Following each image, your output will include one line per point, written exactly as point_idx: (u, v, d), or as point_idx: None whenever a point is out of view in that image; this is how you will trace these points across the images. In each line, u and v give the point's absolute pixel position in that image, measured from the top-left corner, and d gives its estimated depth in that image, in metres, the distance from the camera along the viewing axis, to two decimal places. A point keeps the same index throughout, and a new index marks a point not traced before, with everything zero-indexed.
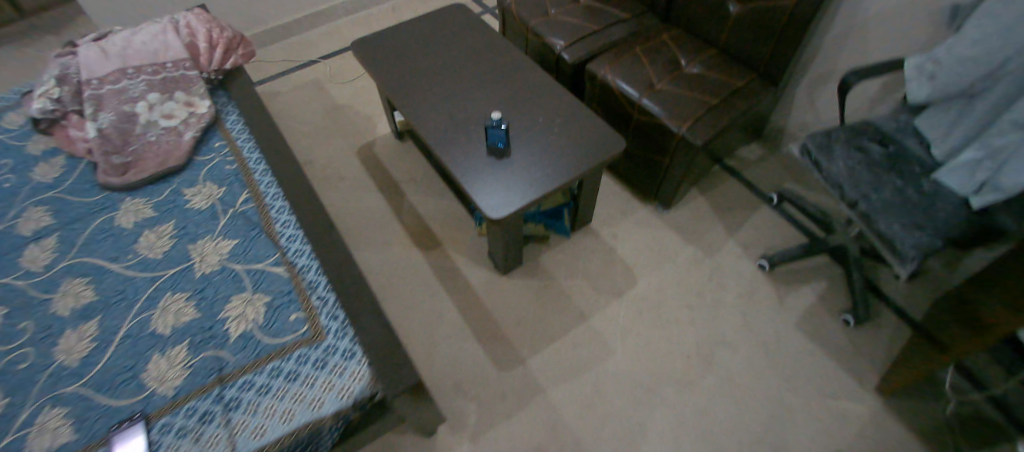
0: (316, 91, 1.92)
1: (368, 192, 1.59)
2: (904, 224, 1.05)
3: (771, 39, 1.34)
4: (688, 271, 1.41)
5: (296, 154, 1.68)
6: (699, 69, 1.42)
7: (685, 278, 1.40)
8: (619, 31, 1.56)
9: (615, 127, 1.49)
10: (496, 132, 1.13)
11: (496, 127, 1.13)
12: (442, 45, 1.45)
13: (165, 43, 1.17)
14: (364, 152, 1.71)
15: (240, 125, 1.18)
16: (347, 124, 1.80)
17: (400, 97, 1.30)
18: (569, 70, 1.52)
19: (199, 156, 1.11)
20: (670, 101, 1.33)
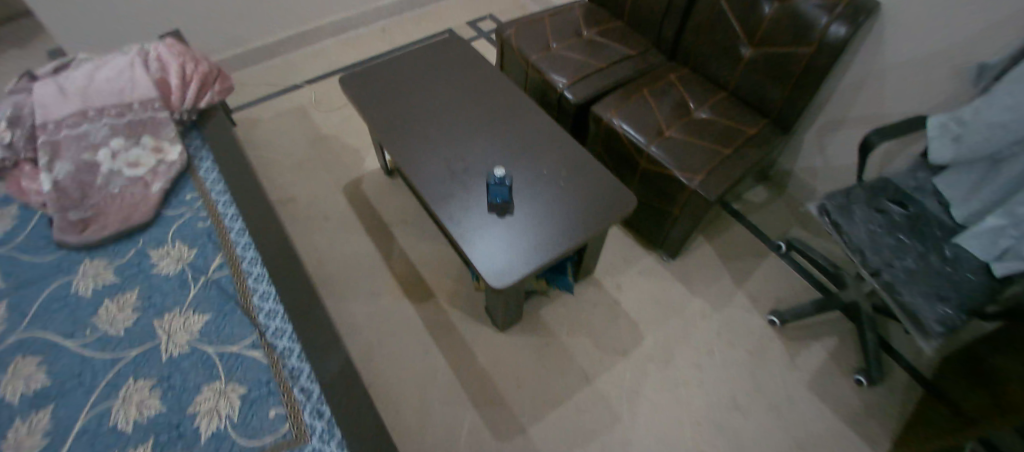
0: (302, 119, 1.82)
1: (356, 234, 1.49)
2: (927, 294, 0.99)
3: (784, 86, 1.28)
4: (696, 328, 1.34)
5: (278, 191, 1.59)
6: (708, 115, 1.35)
7: (691, 335, 1.33)
8: (625, 69, 1.49)
9: (620, 171, 1.41)
10: (501, 189, 1.03)
11: (499, 184, 1.03)
12: (440, 81, 1.36)
13: (132, 79, 1.04)
14: (352, 189, 1.61)
15: (214, 173, 1.06)
16: (333, 158, 1.71)
17: (393, 138, 1.19)
18: (572, 109, 1.44)
19: (168, 209, 0.99)
20: (680, 149, 1.25)
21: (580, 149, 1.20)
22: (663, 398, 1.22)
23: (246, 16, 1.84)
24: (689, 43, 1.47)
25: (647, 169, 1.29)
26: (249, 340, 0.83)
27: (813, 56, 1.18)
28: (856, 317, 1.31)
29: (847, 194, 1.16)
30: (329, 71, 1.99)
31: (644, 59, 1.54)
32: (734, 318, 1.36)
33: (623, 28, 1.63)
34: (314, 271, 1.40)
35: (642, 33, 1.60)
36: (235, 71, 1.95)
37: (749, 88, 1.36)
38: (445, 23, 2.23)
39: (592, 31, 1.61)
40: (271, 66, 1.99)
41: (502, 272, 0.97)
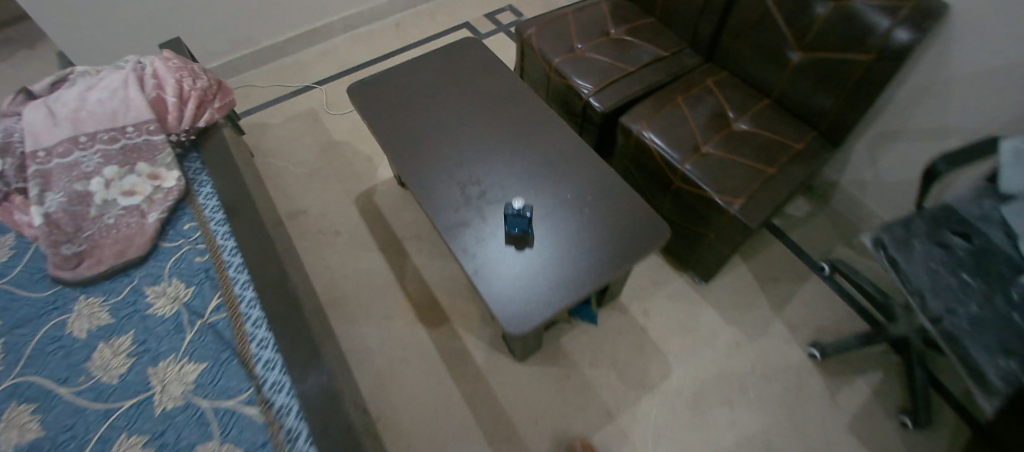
0: (313, 124, 1.75)
1: (368, 250, 1.42)
2: (993, 347, 0.82)
3: (836, 96, 1.12)
4: (730, 359, 1.23)
5: (288, 202, 1.54)
6: (748, 127, 1.21)
7: (725, 367, 1.22)
8: (656, 73, 1.35)
9: (649, 187, 1.29)
10: (519, 220, 0.93)
11: (516, 215, 0.92)
12: (456, 90, 1.25)
13: (125, 101, 0.98)
14: (365, 202, 1.55)
15: (213, 200, 0.99)
16: (345, 165, 1.64)
17: (403, 158, 1.10)
18: (598, 119, 1.32)
19: (165, 240, 0.93)
20: (715, 168, 1.12)
21: (606, 169, 1.09)
22: (692, 440, 1.12)
23: (253, 16, 1.77)
24: (728, 43, 1.31)
25: (679, 188, 1.17)
26: (246, 393, 0.76)
27: (871, 65, 1.03)
28: (906, 352, 1.16)
29: (906, 221, 0.99)
30: (340, 71, 1.91)
31: (677, 59, 1.39)
32: (772, 349, 1.24)
33: (654, 25, 1.48)
34: (324, 290, 1.34)
35: (675, 31, 1.45)
36: (246, 73, 1.89)
37: (795, 97, 1.21)
38: (460, 15, 2.10)
39: (620, 29, 1.47)
40: (281, 67, 1.92)
41: (519, 315, 0.88)
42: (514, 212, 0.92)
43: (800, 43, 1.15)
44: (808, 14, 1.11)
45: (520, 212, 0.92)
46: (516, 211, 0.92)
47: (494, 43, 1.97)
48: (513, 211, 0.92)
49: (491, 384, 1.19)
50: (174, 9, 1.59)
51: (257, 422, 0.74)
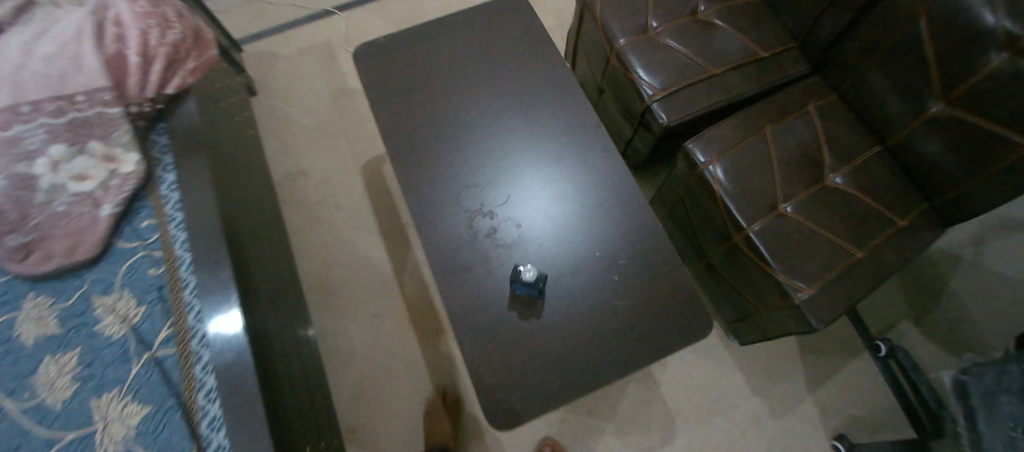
0: (326, 59, 1.52)
1: (369, 233, 1.31)
2: None
3: (968, 176, 0.82)
4: (742, 435, 1.10)
5: (292, 162, 1.40)
6: (842, 182, 0.92)
7: (735, 444, 1.10)
8: (744, 79, 1.02)
9: (698, 228, 1.06)
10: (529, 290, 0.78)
11: (525, 283, 0.77)
12: (487, 75, 1.00)
13: (76, 58, 0.81)
14: (372, 170, 1.39)
15: (177, 192, 0.85)
16: (357, 122, 1.44)
17: (409, 165, 0.92)
18: (658, 132, 1.05)
19: (121, 239, 0.81)
20: (788, 239, 0.88)
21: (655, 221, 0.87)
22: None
23: None
24: (850, 56, 0.95)
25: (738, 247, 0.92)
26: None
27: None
28: None
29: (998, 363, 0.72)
30: None
31: (777, 63, 1.04)
32: (792, 431, 1.09)
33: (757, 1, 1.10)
34: (316, 275, 1.27)
35: (785, 16, 1.06)
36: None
37: (916, 154, 0.88)
38: None
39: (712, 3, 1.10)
40: None
41: (504, 405, 0.75)
42: (523, 276, 0.77)
43: (945, 91, 0.81)
44: (975, 55, 0.76)
45: (529, 282, 0.77)
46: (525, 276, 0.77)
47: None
48: (519, 275, 0.78)
49: (471, 414, 1.13)
50: None
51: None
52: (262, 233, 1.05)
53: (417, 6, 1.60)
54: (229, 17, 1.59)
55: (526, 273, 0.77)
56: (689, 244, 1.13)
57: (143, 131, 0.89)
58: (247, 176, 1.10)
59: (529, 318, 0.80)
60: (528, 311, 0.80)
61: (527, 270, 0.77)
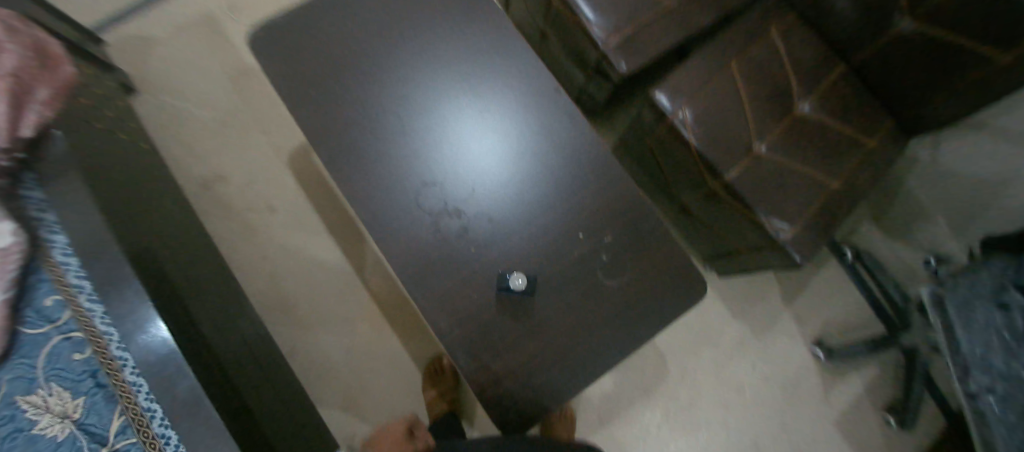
0: (206, 31, 1.26)
1: (316, 234, 1.20)
2: None
3: (935, 89, 0.83)
4: (733, 359, 1.11)
5: (204, 168, 1.20)
6: (811, 111, 0.90)
7: (728, 367, 1.11)
8: (702, 7, 0.93)
9: (668, 176, 1.02)
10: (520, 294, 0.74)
11: (516, 288, 0.73)
12: (421, 38, 0.81)
13: None
14: (302, 163, 1.23)
15: (75, 255, 0.63)
16: (270, 110, 1.25)
17: (344, 162, 0.76)
18: (616, 80, 0.96)
19: (21, 326, 0.60)
20: (765, 181, 0.86)
21: (633, 188, 0.80)
22: (683, 446, 1.07)
23: None
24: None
25: (715, 194, 0.90)
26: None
27: (1007, 69, 0.73)
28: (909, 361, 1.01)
29: (980, 268, 0.76)
30: None
31: None
32: (776, 346, 1.11)
33: None
34: (271, 293, 1.16)
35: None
36: None
37: (882, 69, 0.89)
38: None
39: None
40: None
41: (515, 411, 0.73)
42: (513, 282, 0.73)
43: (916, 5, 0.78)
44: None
45: (519, 287, 0.73)
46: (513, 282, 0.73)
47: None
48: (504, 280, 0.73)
49: (467, 394, 1.16)
50: None
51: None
52: (188, 268, 0.91)
53: None
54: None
55: (513, 280, 0.73)
56: (659, 188, 1.10)
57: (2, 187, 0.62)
58: (152, 205, 0.92)
59: (521, 323, 0.74)
60: (519, 318, 0.74)
61: (516, 275, 0.73)
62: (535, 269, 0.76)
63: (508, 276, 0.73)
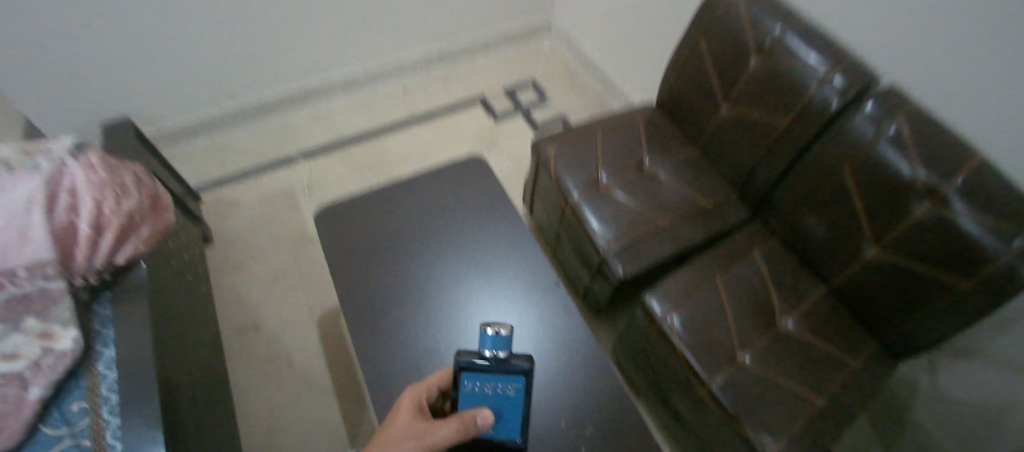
0: (287, 208, 1.77)
1: (323, 393, 1.36)
2: None
3: (913, 313, 0.90)
4: None
5: (249, 320, 1.49)
6: (796, 327, 0.97)
7: None
8: (691, 229, 1.18)
9: (659, 388, 1.10)
10: (511, 370, 0.67)
11: (504, 362, 0.68)
12: (428, 259, 1.10)
13: (21, 231, 0.90)
14: (328, 325, 1.48)
15: (112, 370, 0.91)
16: (321, 281, 1.57)
17: (373, 338, 0.99)
18: (616, 283, 1.15)
19: (45, 425, 0.83)
20: (754, 393, 0.87)
21: (601, 391, 0.92)
22: None
23: (239, 72, 1.85)
24: (787, 202, 1.12)
25: (686, 405, 0.99)
26: None
27: (967, 294, 0.81)
28: None
29: None
30: (329, 145, 1.98)
31: (720, 210, 1.22)
32: None
33: (699, 160, 1.32)
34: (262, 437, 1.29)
35: (725, 168, 1.27)
36: (229, 132, 1.99)
37: (864, 294, 0.98)
38: (471, 93, 2.21)
39: (655, 160, 1.31)
40: (271, 128, 2.03)
41: None
42: (497, 363, 0.68)
43: (878, 236, 0.93)
44: (903, 202, 0.88)
45: (504, 352, 0.68)
46: (500, 390, 0.68)
47: (500, 154, 1.99)
48: (470, 386, 0.68)
49: None
50: (165, 53, 1.66)
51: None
52: (201, 400, 1.08)
53: (382, 161, 1.94)
54: (197, 167, 1.89)
55: (500, 353, 0.68)
56: (655, 391, 1.12)
57: (86, 303, 0.99)
58: (186, 332, 1.14)
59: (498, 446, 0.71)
60: (489, 439, 0.70)
61: (484, 351, 0.68)
62: (517, 361, 0.68)
63: (488, 343, 0.68)
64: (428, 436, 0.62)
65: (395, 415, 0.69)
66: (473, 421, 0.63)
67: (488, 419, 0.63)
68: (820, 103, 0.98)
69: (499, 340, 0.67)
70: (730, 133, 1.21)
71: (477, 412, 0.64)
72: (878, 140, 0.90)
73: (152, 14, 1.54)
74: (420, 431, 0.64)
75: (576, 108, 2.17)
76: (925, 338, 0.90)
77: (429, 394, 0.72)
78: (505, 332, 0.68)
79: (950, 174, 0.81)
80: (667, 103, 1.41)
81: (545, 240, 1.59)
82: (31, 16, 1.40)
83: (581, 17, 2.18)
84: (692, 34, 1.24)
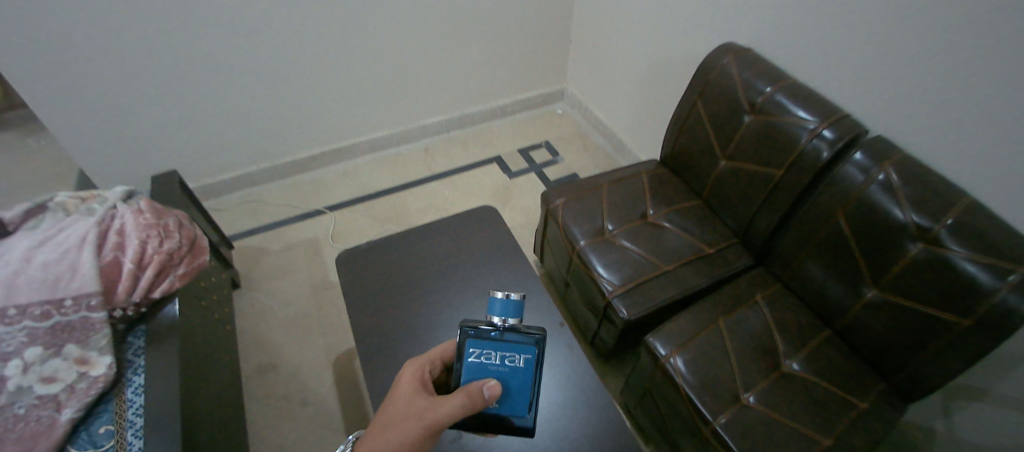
0: (311, 254, 1.87)
1: (332, 435, 1.37)
2: None
3: (916, 352, 0.91)
4: None
5: (266, 360, 1.54)
6: (800, 369, 0.99)
7: None
8: (694, 273, 1.22)
9: (665, 432, 1.10)
10: (522, 338, 0.75)
11: (515, 330, 0.76)
12: (441, 299, 1.16)
13: (73, 265, 1.00)
14: (342, 366, 1.53)
15: (141, 395, 0.97)
16: (338, 322, 1.64)
17: (383, 373, 1.02)
18: (621, 325, 1.18)
19: (72, 446, 0.90)
20: (758, 434, 0.89)
21: (606, 429, 0.94)
22: None
23: (280, 132, 2.04)
24: (787, 247, 1.15)
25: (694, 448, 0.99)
26: None
27: (964, 333, 0.83)
28: None
29: None
30: (354, 198, 2.12)
31: (722, 256, 1.26)
32: None
33: (700, 209, 1.38)
34: None
35: (726, 217, 1.32)
36: (264, 185, 2.16)
37: (867, 336, 0.99)
38: (489, 152, 2.36)
39: (659, 209, 1.38)
40: (303, 183, 2.19)
41: None
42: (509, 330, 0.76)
43: (876, 277, 0.95)
44: (897, 242, 0.91)
45: (513, 319, 0.77)
46: (510, 360, 0.74)
47: (514, 206, 2.09)
48: (478, 355, 0.75)
49: None
50: (213, 113, 1.85)
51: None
52: (217, 433, 1.12)
53: (401, 212, 2.06)
54: (233, 216, 2.03)
55: (510, 320, 0.77)
56: (662, 437, 1.12)
57: (122, 333, 1.06)
58: (208, 366, 1.20)
59: (503, 422, 0.77)
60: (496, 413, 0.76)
61: (494, 319, 0.77)
62: (523, 330, 0.77)
63: (499, 311, 0.77)
64: (434, 415, 0.69)
65: (401, 386, 0.75)
66: (480, 393, 0.69)
67: (495, 390, 0.69)
68: (810, 154, 1.05)
69: (510, 307, 0.76)
70: (729, 182, 1.27)
71: (483, 384, 0.70)
72: (867, 186, 0.96)
73: (210, 82, 1.76)
74: (424, 410, 0.70)
75: (587, 165, 2.29)
76: (931, 380, 0.91)
77: (429, 370, 0.79)
78: (515, 298, 0.77)
79: (940, 216, 0.86)
80: (667, 157, 1.50)
81: (554, 286, 1.64)
82: (110, 83, 1.62)
83: (589, 84, 2.38)
84: (691, 95, 1.36)
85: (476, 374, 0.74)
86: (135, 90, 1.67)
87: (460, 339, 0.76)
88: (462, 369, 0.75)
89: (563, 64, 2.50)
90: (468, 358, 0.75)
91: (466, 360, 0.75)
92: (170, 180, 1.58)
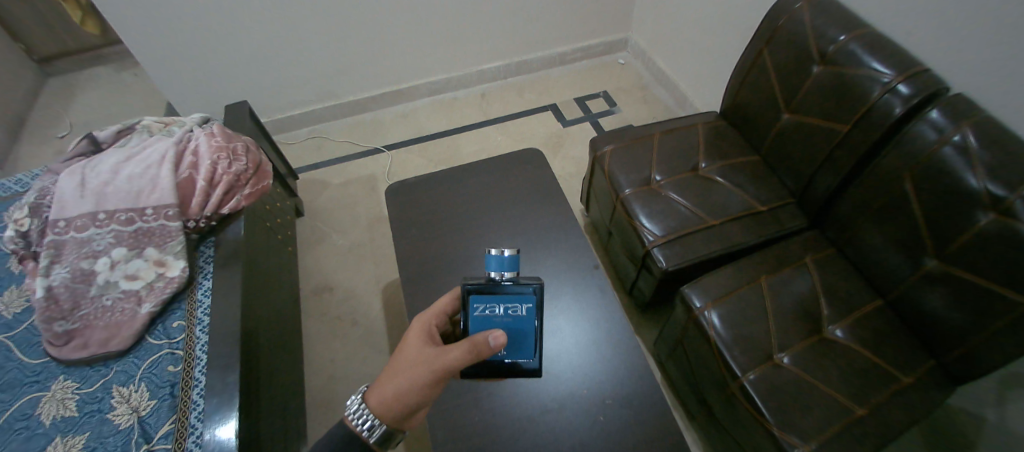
0: (366, 191, 1.96)
1: (376, 353, 1.49)
2: None
3: (974, 332, 0.84)
4: None
5: (323, 282, 1.68)
6: (843, 336, 0.95)
7: None
8: (743, 230, 1.17)
9: (693, 383, 1.11)
10: (521, 289, 0.77)
11: (514, 282, 0.78)
12: (482, 236, 1.19)
13: (154, 179, 1.12)
14: (390, 295, 1.63)
15: (208, 297, 1.09)
16: (386, 256, 1.73)
17: (422, 298, 1.09)
18: (657, 275, 1.17)
19: (150, 336, 1.03)
20: (787, 394, 0.88)
21: (629, 372, 0.96)
22: None
23: (338, 73, 2.08)
24: (846, 210, 1.06)
25: (719, 400, 1.00)
26: (171, 425, 0.91)
27: None
28: None
29: None
30: (409, 139, 2.17)
31: (775, 216, 1.19)
32: None
33: (758, 166, 1.30)
34: (321, 384, 1.44)
35: (784, 176, 1.24)
36: (327, 123, 2.24)
37: (922, 310, 0.92)
38: (543, 100, 2.31)
39: (712, 163, 1.31)
40: (362, 122, 2.25)
41: None
42: (507, 282, 0.78)
43: (938, 247, 0.87)
44: (965, 211, 0.83)
45: (509, 273, 0.79)
46: (512, 311, 0.77)
47: (565, 156, 2.06)
48: (482, 309, 0.77)
49: None
50: (275, 51, 1.90)
51: (139, 441, 0.88)
52: (273, 343, 1.24)
53: (451, 156, 2.09)
54: (297, 151, 2.15)
55: (507, 274, 0.79)
56: (690, 388, 1.13)
57: (195, 242, 1.18)
58: (269, 282, 1.32)
59: (511, 367, 0.80)
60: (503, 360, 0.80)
61: (491, 274, 0.79)
62: (519, 281, 0.79)
63: (494, 266, 0.79)
64: (443, 362, 0.70)
65: (408, 342, 0.76)
66: (485, 342, 0.69)
67: (500, 340, 0.70)
68: (881, 109, 0.95)
69: (505, 262, 0.78)
70: (790, 138, 1.18)
71: (487, 336, 0.70)
72: (943, 145, 0.86)
73: (271, 21, 1.80)
74: (433, 356, 0.71)
75: (645, 118, 2.19)
76: (990, 363, 0.84)
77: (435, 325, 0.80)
78: (508, 253, 0.78)
79: (1017, 184, 0.76)
80: (728, 109, 1.41)
81: (597, 237, 1.63)
82: (182, 20, 1.70)
83: (655, 32, 2.22)
84: (758, 42, 1.24)
85: (482, 326, 0.78)
86: (206, 28, 1.74)
87: (463, 294, 0.77)
88: (468, 323, 0.78)
89: (630, 9, 2.32)
90: (473, 312, 0.77)
91: (470, 314, 0.77)
92: (242, 111, 1.67)
